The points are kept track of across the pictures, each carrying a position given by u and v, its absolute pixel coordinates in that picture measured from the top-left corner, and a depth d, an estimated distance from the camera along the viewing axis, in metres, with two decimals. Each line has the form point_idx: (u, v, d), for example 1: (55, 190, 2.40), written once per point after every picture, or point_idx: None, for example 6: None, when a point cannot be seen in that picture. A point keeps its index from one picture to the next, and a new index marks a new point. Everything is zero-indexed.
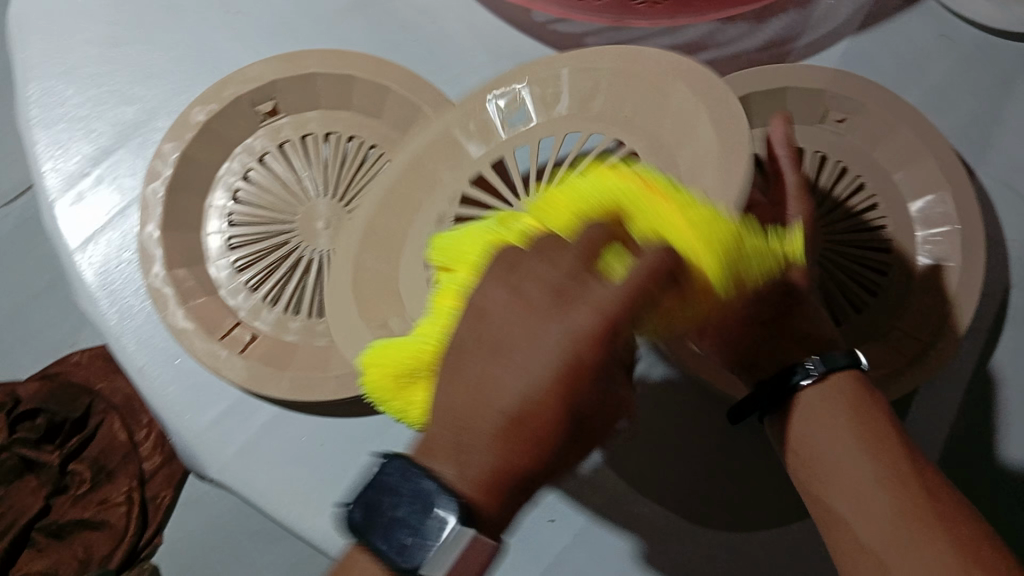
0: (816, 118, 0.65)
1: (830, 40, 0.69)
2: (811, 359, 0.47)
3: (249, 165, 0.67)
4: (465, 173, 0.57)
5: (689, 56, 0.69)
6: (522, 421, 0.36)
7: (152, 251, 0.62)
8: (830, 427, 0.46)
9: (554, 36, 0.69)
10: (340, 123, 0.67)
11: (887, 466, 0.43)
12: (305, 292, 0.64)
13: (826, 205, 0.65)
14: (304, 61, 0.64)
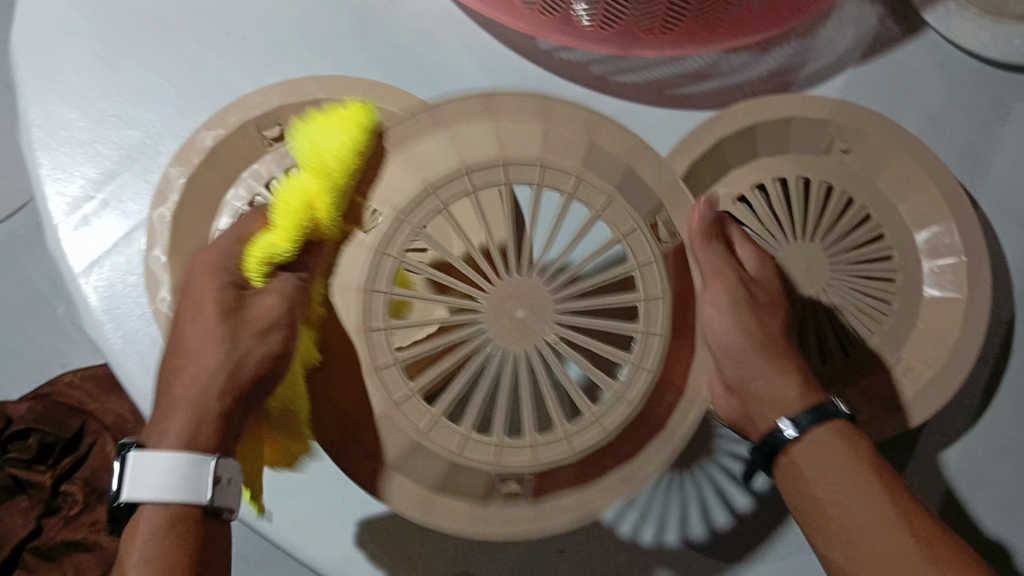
0: (821, 147, 0.66)
1: (832, 69, 0.70)
2: (784, 423, 0.52)
3: (256, 190, 0.65)
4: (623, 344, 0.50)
5: (694, 84, 0.69)
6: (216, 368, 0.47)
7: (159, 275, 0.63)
8: (819, 478, 0.50)
9: (558, 65, 0.70)
10: None
11: (876, 514, 0.48)
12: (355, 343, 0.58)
13: (834, 233, 0.63)
14: (310, 88, 0.64)
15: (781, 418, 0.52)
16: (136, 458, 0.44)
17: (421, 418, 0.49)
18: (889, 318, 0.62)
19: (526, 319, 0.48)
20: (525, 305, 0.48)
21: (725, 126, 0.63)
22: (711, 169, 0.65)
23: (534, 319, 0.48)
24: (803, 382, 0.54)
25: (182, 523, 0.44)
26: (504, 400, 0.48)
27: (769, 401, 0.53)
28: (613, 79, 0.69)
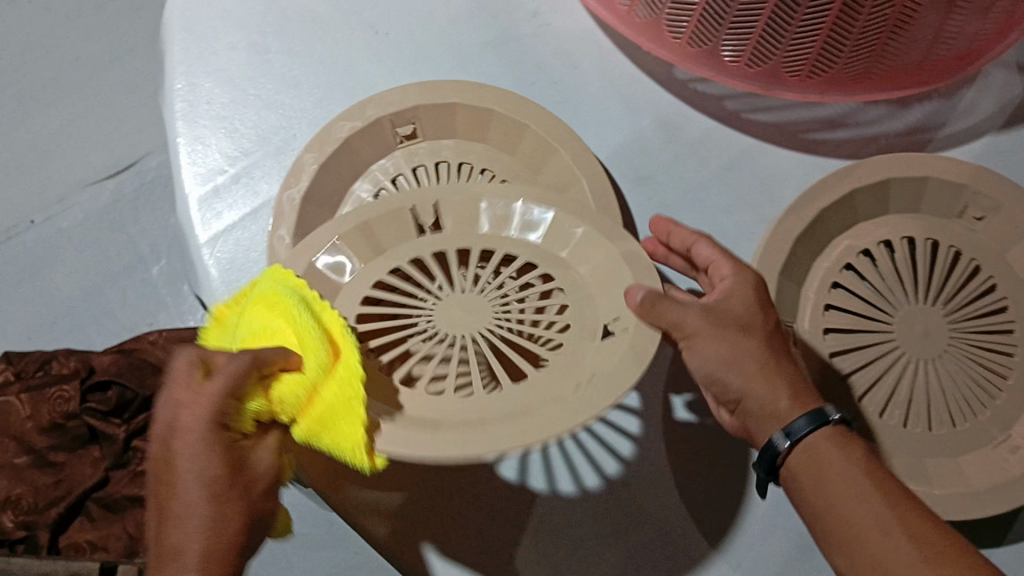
0: (953, 212, 0.65)
1: (970, 135, 0.68)
2: (776, 436, 0.49)
3: (382, 184, 0.67)
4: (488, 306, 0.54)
5: (828, 131, 0.69)
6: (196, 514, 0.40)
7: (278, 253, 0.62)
8: (836, 478, 0.47)
9: (692, 96, 0.69)
10: (474, 154, 0.66)
11: (876, 517, 0.44)
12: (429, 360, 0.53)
13: (954, 300, 0.63)
14: (447, 91, 0.65)
15: (782, 426, 0.49)
16: None
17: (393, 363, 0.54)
18: (1003, 392, 0.62)
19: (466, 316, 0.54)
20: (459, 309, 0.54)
21: (859, 177, 0.63)
22: (839, 221, 0.65)
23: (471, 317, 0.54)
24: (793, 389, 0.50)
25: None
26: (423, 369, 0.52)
27: (759, 415, 0.50)
28: (747, 117, 0.69)
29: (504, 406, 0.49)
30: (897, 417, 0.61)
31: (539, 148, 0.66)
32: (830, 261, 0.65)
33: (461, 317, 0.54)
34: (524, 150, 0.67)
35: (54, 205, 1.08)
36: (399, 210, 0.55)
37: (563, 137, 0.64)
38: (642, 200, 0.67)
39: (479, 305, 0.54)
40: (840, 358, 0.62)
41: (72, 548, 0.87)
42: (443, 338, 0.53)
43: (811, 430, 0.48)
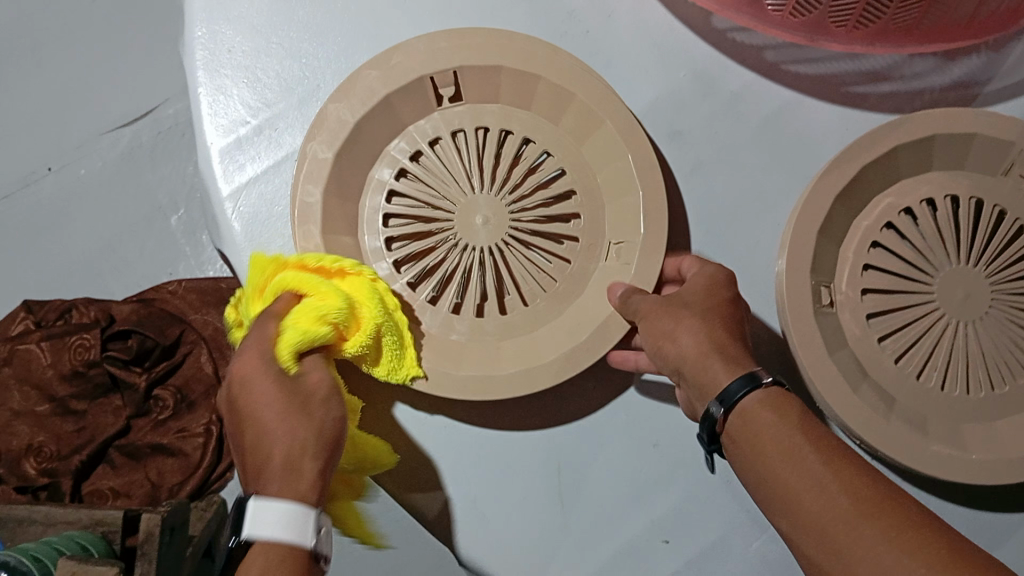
0: (998, 170, 0.63)
1: (1017, 90, 0.66)
2: (711, 407, 0.47)
3: (420, 146, 0.65)
4: (506, 213, 0.64)
5: (871, 85, 0.66)
6: (276, 432, 0.49)
7: (314, 213, 0.59)
8: (763, 440, 0.45)
9: (730, 47, 0.66)
10: (489, 115, 0.65)
11: (820, 485, 0.42)
12: (458, 281, 0.64)
13: (998, 261, 0.61)
14: (494, 51, 0.61)
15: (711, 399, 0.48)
16: (255, 508, 0.46)
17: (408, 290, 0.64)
18: None
19: (481, 226, 0.63)
20: (483, 215, 0.63)
21: (907, 132, 0.61)
22: (881, 178, 0.62)
23: (490, 225, 0.63)
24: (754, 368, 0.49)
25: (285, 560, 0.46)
26: (453, 276, 0.64)
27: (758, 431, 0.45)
28: (787, 69, 0.66)
29: (524, 342, 0.62)
30: (934, 379, 0.60)
31: (580, 114, 0.63)
32: (871, 219, 0.62)
33: (478, 227, 0.63)
34: (540, 103, 0.64)
35: (72, 153, 1.06)
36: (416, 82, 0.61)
37: (592, 90, 0.61)
38: (678, 156, 0.66)
39: (498, 213, 0.63)
40: (876, 320, 0.61)
41: (96, 495, 0.90)
42: (463, 248, 0.63)
43: (743, 395, 0.47)
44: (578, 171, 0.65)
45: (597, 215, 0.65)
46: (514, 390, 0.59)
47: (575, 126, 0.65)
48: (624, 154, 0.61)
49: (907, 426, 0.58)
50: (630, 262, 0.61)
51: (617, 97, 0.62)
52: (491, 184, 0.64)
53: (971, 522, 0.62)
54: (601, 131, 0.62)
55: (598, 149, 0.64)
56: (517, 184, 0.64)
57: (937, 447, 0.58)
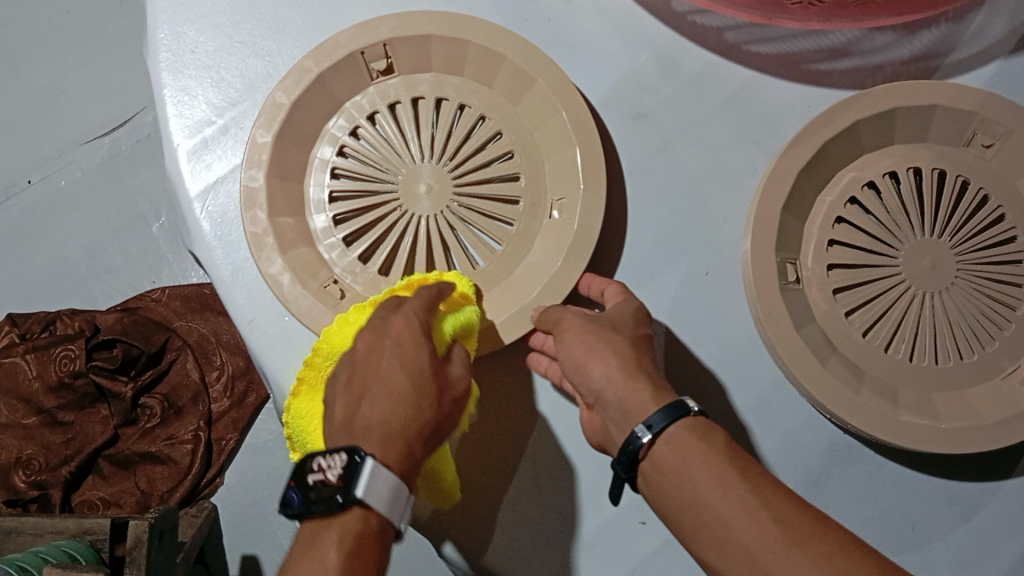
0: (961, 140, 0.63)
1: (979, 59, 0.66)
2: (636, 429, 0.47)
3: (358, 121, 0.66)
4: (448, 179, 0.64)
5: (831, 61, 0.66)
6: (401, 354, 0.51)
7: (257, 194, 0.62)
8: (691, 477, 0.45)
9: (690, 28, 0.66)
10: (425, 84, 0.66)
11: (752, 518, 0.43)
12: (404, 250, 0.64)
13: (963, 232, 0.61)
14: (419, 22, 0.63)
15: (638, 423, 0.47)
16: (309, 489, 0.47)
17: (357, 267, 0.65)
18: (1011, 323, 0.61)
19: (424, 194, 0.64)
20: (424, 183, 0.64)
21: (865, 107, 0.61)
22: (843, 153, 0.63)
23: (433, 192, 0.64)
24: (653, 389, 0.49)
25: (366, 535, 0.46)
26: (400, 248, 0.65)
27: (690, 472, 0.45)
28: (748, 49, 0.66)
29: None
30: (903, 350, 0.60)
31: (513, 77, 0.64)
32: (833, 196, 0.62)
33: (420, 194, 0.64)
34: (472, 68, 0.66)
35: (52, 163, 1.07)
36: (348, 55, 0.63)
37: (520, 50, 0.63)
38: (641, 138, 0.66)
39: (441, 180, 0.64)
40: (843, 294, 0.61)
41: (86, 506, 0.89)
42: (408, 216, 0.64)
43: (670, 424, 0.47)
44: (518, 133, 0.65)
45: (540, 177, 0.65)
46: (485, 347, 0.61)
47: (509, 87, 0.66)
48: (559, 107, 0.63)
49: (877, 398, 0.59)
50: (573, 216, 0.62)
51: (540, 52, 0.63)
52: (434, 152, 0.64)
53: (943, 491, 0.62)
54: (536, 90, 0.64)
55: (534, 106, 0.65)
56: (459, 151, 0.65)
57: (908, 416, 0.58)
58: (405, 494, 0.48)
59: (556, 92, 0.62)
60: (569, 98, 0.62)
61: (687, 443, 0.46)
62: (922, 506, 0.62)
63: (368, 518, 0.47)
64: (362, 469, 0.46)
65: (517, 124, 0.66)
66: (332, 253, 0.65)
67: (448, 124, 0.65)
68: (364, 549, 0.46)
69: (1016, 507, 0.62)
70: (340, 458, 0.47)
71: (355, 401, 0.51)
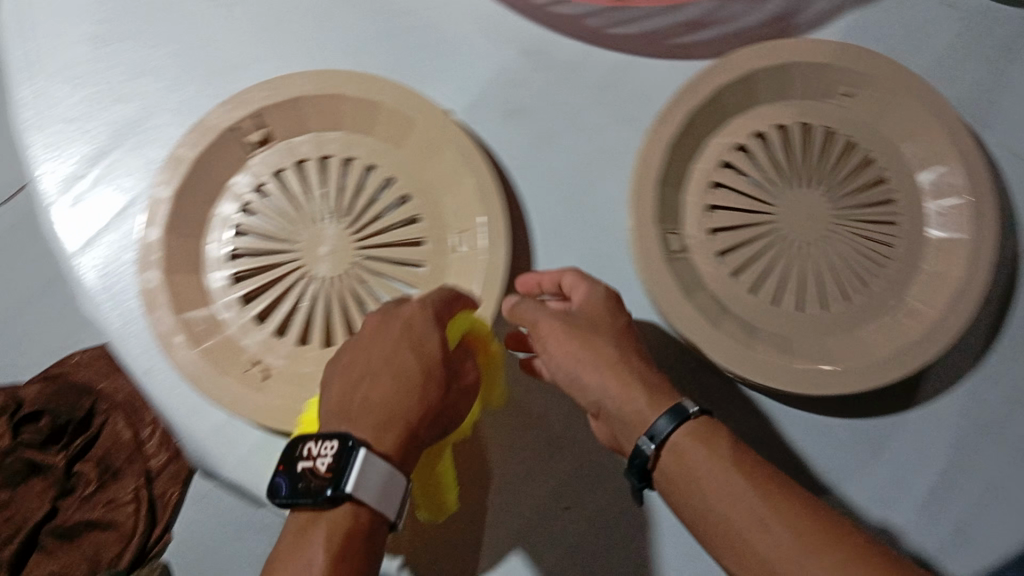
0: (822, 93, 0.65)
1: (833, 14, 0.67)
2: (641, 440, 0.46)
3: (247, 196, 0.64)
4: (349, 237, 0.63)
5: (692, 34, 0.67)
6: (411, 339, 0.51)
7: (157, 296, 0.60)
8: (702, 483, 0.44)
9: (551, 19, 0.67)
10: (305, 147, 0.65)
11: (769, 522, 0.42)
12: (319, 315, 0.62)
13: (835, 180, 0.63)
14: (287, 90, 0.62)
15: (642, 434, 0.47)
16: (299, 477, 0.46)
17: (273, 345, 0.61)
18: (892, 260, 0.62)
19: (328, 255, 0.63)
20: (327, 244, 0.63)
21: (722, 75, 0.62)
22: (710, 120, 0.64)
23: (337, 252, 0.63)
24: (649, 390, 0.48)
25: (354, 532, 0.45)
26: (315, 315, 0.62)
27: (701, 479, 0.44)
28: (611, 32, 0.67)
29: None
30: (788, 300, 0.62)
31: (395, 121, 0.64)
32: (707, 162, 0.65)
33: (324, 254, 0.63)
34: (350, 120, 0.65)
35: None
36: (218, 138, 0.62)
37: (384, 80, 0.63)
38: (518, 131, 0.65)
39: (341, 240, 0.63)
40: (729, 256, 0.63)
41: None
42: (316, 280, 0.62)
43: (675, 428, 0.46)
44: (411, 178, 0.65)
45: (439, 215, 0.64)
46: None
47: (390, 133, 0.65)
48: (445, 139, 0.62)
49: (772, 349, 0.60)
50: (482, 245, 0.61)
51: (413, 93, 0.63)
52: (331, 212, 0.63)
53: (852, 431, 0.63)
54: (416, 129, 0.64)
55: (419, 147, 0.64)
56: (357, 207, 0.64)
57: (803, 363, 0.59)
58: (401, 485, 0.47)
59: (438, 125, 0.62)
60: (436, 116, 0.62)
61: (694, 447, 0.45)
62: (827, 445, 0.63)
63: (359, 513, 0.46)
64: (353, 456, 0.45)
65: (404, 166, 0.65)
66: (246, 337, 0.62)
67: (338, 182, 0.64)
68: (353, 543, 0.45)
69: (926, 435, 0.63)
70: (331, 446, 0.46)
71: (354, 381, 0.50)
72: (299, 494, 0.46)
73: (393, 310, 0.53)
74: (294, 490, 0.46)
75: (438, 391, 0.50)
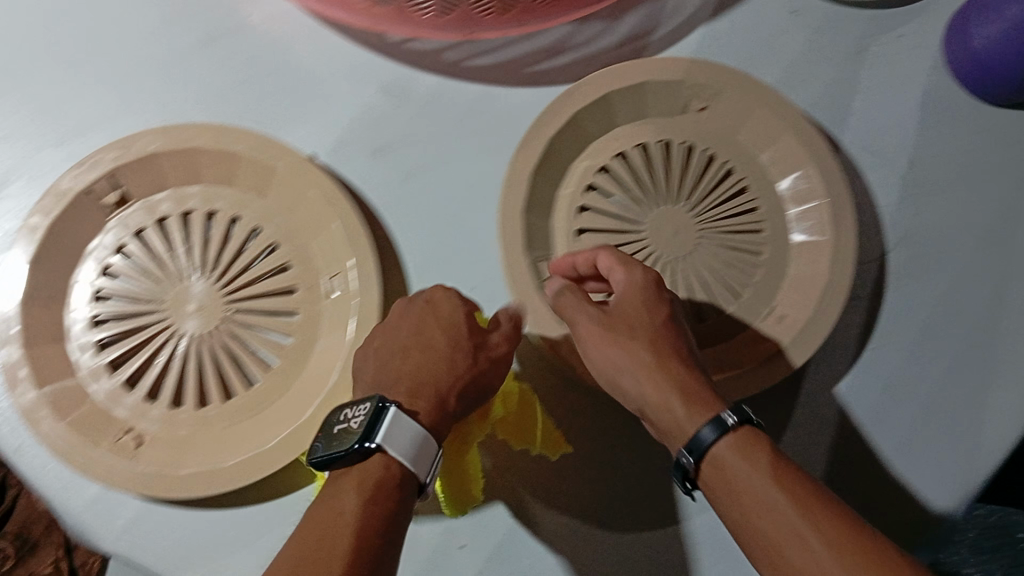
0: (678, 109, 0.66)
1: (684, 30, 0.68)
2: (681, 454, 0.47)
3: (108, 258, 0.63)
4: (218, 293, 0.62)
5: (549, 60, 0.68)
6: (436, 319, 0.55)
7: (19, 371, 0.59)
8: (742, 496, 0.44)
9: (409, 55, 0.67)
10: (166, 203, 0.64)
11: (805, 535, 0.41)
12: (189, 375, 0.61)
13: (699, 193, 0.64)
14: (142, 137, 0.62)
15: (681, 446, 0.47)
16: (334, 436, 0.48)
17: (145, 409, 0.61)
18: (760, 268, 0.63)
19: (196, 312, 0.62)
20: (195, 300, 0.62)
21: (578, 100, 0.63)
22: (572, 145, 0.65)
23: (206, 308, 0.62)
24: (685, 385, 0.48)
25: (386, 483, 0.47)
26: (186, 375, 0.61)
27: (742, 492, 0.44)
28: (466, 65, 0.67)
29: (278, 413, 0.60)
30: None
31: (255, 171, 0.63)
32: (572, 187, 0.65)
33: (190, 310, 0.62)
34: (210, 173, 0.64)
35: None
36: (73, 197, 0.61)
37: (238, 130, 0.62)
38: (384, 170, 0.65)
39: (209, 296, 0.62)
40: None
41: None
42: (185, 339, 0.61)
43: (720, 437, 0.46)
44: (277, 226, 0.64)
45: (308, 261, 0.63)
46: (288, 453, 0.57)
47: (252, 182, 0.64)
48: (308, 184, 0.62)
49: None
50: (353, 291, 0.61)
51: (271, 139, 0.63)
52: (198, 268, 0.63)
53: None
54: (277, 177, 0.63)
55: (281, 195, 0.64)
56: (223, 260, 0.63)
57: None
58: (433, 445, 0.49)
59: (298, 170, 0.62)
60: (295, 161, 0.62)
61: (734, 458, 0.45)
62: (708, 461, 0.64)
63: (391, 465, 0.48)
64: (383, 415, 0.48)
65: (268, 213, 0.64)
66: (116, 403, 0.61)
67: (203, 237, 0.63)
68: (382, 494, 0.46)
69: (809, 435, 0.64)
70: (363, 408, 0.49)
71: (386, 361, 0.54)
72: (331, 454, 0.48)
73: (412, 301, 0.58)
74: (328, 451, 0.48)
75: (469, 362, 0.53)
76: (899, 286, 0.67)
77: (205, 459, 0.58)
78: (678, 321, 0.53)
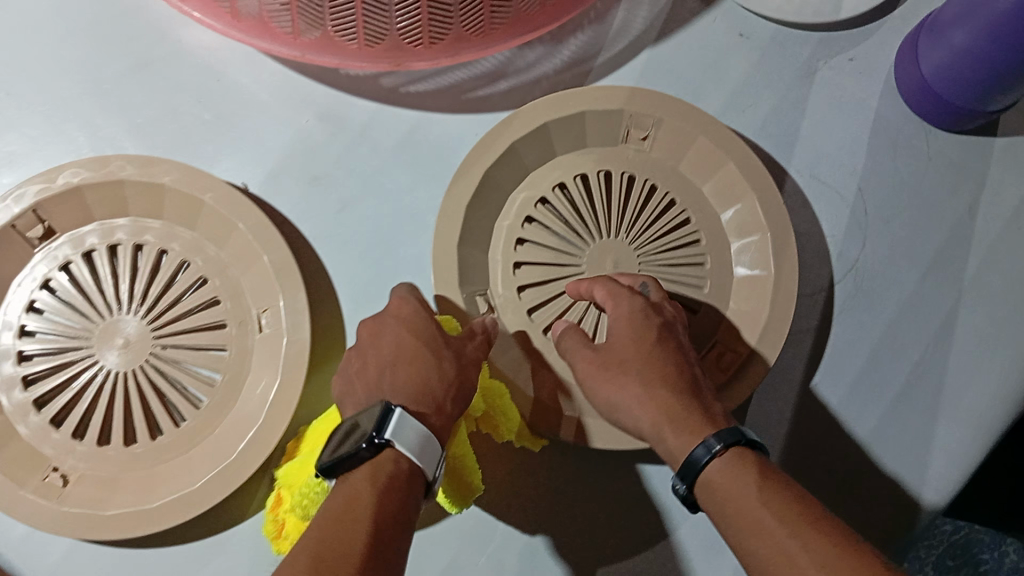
0: (618, 137, 0.64)
1: (628, 54, 0.67)
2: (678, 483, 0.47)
3: (34, 294, 0.62)
4: (145, 328, 0.61)
5: (489, 86, 0.66)
6: (413, 332, 0.52)
7: None
8: (734, 520, 0.43)
9: (346, 80, 0.65)
10: (92, 236, 0.63)
11: (793, 561, 0.40)
12: (117, 412, 0.60)
13: (639, 225, 0.62)
14: (66, 173, 0.60)
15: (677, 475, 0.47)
16: (339, 444, 0.46)
17: (73, 447, 0.60)
18: (702, 303, 0.62)
19: (124, 348, 0.61)
20: (123, 335, 0.61)
21: (516, 130, 0.61)
22: (509, 175, 0.63)
23: (134, 344, 0.61)
24: (688, 411, 0.47)
25: (397, 480, 0.45)
26: (113, 413, 0.60)
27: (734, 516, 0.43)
28: (406, 90, 0.65)
29: (207, 452, 0.59)
30: None
31: (185, 204, 0.62)
32: (510, 219, 0.63)
33: (117, 347, 0.61)
34: (137, 205, 0.63)
35: None
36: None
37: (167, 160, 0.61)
38: (321, 201, 0.64)
39: (138, 332, 0.61)
40: (538, 314, 0.62)
41: None
42: (112, 376, 0.60)
43: (713, 456, 0.45)
44: (206, 259, 0.63)
45: (238, 295, 0.63)
46: (217, 495, 0.57)
47: (182, 214, 0.63)
48: (237, 219, 0.60)
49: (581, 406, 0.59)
50: (281, 329, 0.60)
51: (202, 171, 0.61)
52: (127, 304, 0.61)
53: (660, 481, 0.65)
54: (207, 211, 0.61)
55: (210, 228, 0.63)
56: (150, 295, 0.62)
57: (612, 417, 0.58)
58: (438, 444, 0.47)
59: (229, 205, 0.60)
60: (227, 195, 0.60)
61: (727, 483, 0.44)
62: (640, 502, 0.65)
63: (400, 461, 0.46)
64: (390, 415, 0.46)
65: (197, 244, 0.63)
66: (42, 443, 0.60)
67: (130, 271, 0.62)
68: (394, 488, 0.45)
69: None
70: (367, 411, 0.46)
71: (373, 380, 0.51)
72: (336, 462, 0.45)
73: (379, 317, 0.54)
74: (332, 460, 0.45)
75: (453, 372, 0.51)
76: (846, 318, 0.65)
77: (132, 500, 0.58)
78: (677, 342, 0.52)
